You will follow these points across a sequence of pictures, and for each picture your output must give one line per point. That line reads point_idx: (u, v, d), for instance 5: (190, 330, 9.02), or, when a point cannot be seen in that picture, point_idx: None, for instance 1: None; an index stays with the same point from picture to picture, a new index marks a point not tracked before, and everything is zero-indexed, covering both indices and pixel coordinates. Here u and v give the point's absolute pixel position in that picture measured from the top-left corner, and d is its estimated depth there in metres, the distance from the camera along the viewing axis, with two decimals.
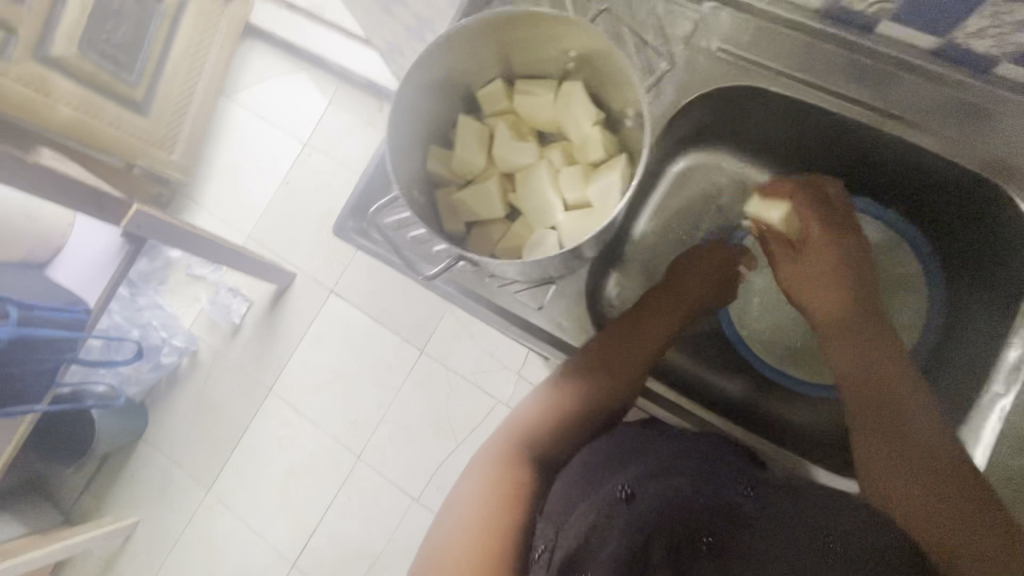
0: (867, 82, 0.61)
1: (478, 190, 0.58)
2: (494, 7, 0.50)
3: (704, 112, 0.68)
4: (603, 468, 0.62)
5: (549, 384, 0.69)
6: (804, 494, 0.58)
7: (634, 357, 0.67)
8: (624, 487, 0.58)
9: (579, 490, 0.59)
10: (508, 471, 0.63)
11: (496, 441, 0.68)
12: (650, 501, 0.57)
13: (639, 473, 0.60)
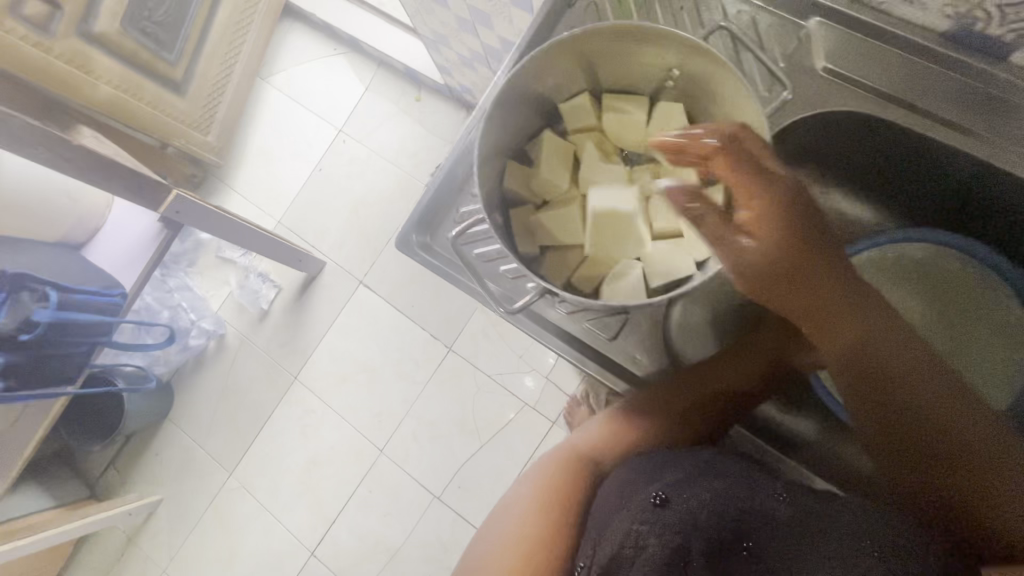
0: (985, 110, 0.55)
1: (557, 217, 0.55)
2: (606, 22, 0.46)
3: (798, 139, 0.63)
4: (646, 473, 0.58)
5: (617, 418, 0.66)
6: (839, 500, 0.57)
7: (701, 388, 0.63)
8: (657, 493, 0.54)
9: (616, 500, 0.56)
10: (564, 482, 0.62)
11: (555, 453, 0.67)
12: (685, 509, 0.54)
13: (679, 476, 0.56)
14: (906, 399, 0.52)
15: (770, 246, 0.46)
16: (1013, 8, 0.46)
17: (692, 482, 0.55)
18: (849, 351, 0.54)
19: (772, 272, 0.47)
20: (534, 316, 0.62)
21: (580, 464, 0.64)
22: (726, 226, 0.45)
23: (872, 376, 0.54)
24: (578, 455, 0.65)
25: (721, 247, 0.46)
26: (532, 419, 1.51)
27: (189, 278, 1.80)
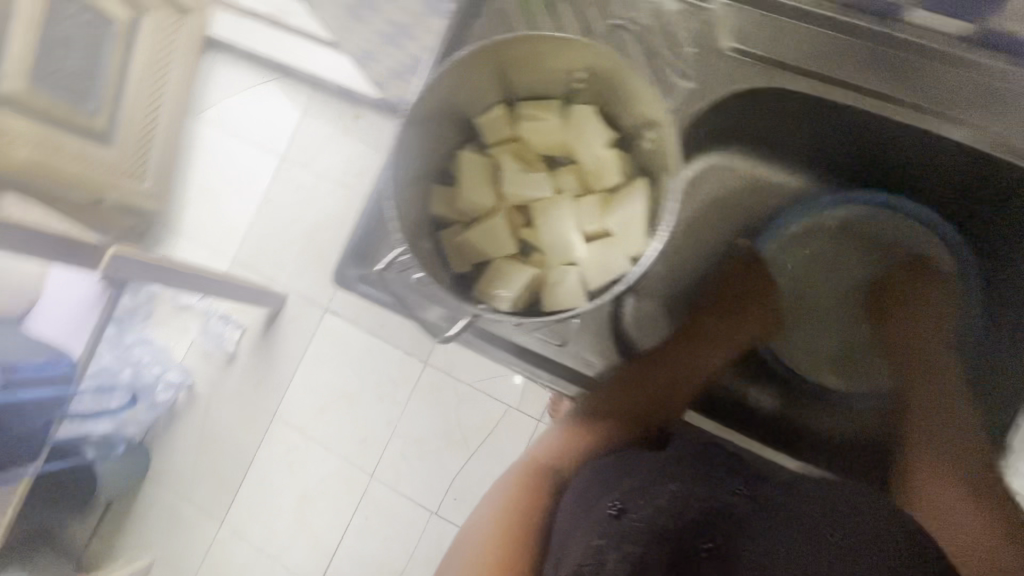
0: (892, 72, 0.57)
1: (487, 233, 0.54)
2: (505, 34, 0.46)
3: (717, 119, 0.64)
4: (602, 482, 0.55)
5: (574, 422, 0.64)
6: (800, 491, 0.53)
7: (637, 378, 0.65)
8: (614, 504, 0.52)
9: (583, 508, 0.52)
10: (525, 498, 0.57)
11: (516, 468, 0.62)
12: (645, 519, 0.51)
13: (634, 484, 0.54)
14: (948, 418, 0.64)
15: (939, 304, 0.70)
16: None
17: (648, 490, 0.53)
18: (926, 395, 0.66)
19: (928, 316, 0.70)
20: (479, 331, 0.60)
21: (541, 474, 0.60)
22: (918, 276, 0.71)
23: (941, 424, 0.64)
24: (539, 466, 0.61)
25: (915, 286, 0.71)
26: (517, 420, 1.50)
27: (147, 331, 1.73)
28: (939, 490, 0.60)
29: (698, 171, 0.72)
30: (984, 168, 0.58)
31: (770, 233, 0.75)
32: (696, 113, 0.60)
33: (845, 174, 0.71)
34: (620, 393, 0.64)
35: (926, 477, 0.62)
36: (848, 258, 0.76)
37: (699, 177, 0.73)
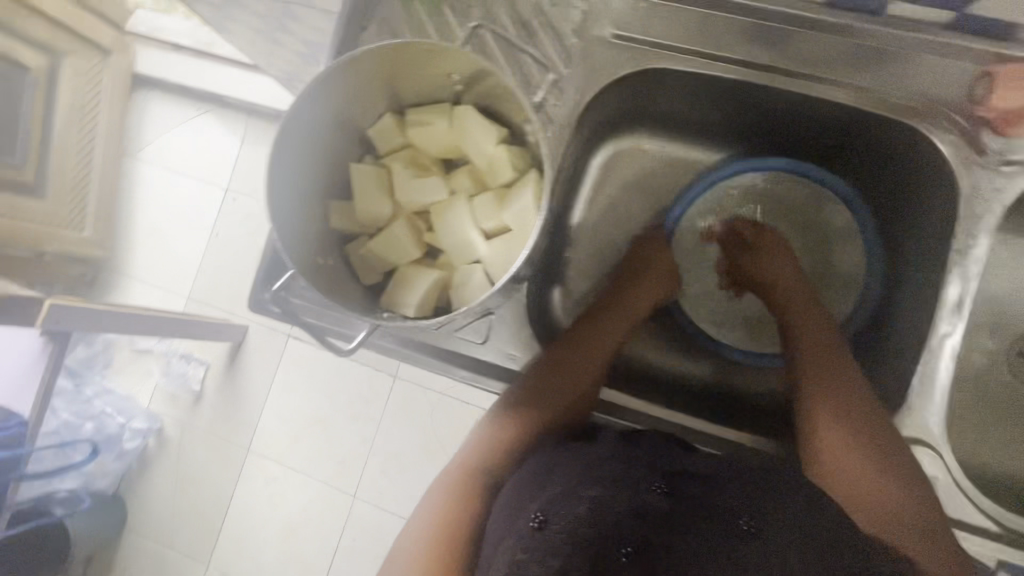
0: (761, 40, 0.57)
1: (388, 243, 0.54)
2: (364, 45, 0.46)
3: (612, 103, 0.65)
4: (530, 490, 0.52)
5: (496, 416, 0.60)
6: (728, 479, 0.51)
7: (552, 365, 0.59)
8: (536, 515, 0.49)
9: (511, 516, 0.51)
10: (456, 504, 0.55)
11: (447, 471, 0.59)
12: (566, 529, 0.47)
13: (559, 489, 0.51)
14: (845, 376, 0.58)
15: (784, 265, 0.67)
16: None
17: (569, 494, 0.49)
18: (822, 346, 0.60)
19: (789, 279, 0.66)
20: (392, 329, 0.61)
21: (473, 473, 0.57)
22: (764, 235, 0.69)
23: (838, 375, 0.58)
24: (472, 466, 0.58)
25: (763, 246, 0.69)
26: None
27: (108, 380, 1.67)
28: (845, 450, 0.54)
29: (612, 155, 0.74)
30: (868, 126, 0.59)
31: (677, 212, 0.73)
32: (591, 98, 0.60)
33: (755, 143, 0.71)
34: (531, 386, 0.59)
35: (833, 436, 0.55)
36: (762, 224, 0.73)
37: (614, 161, 0.74)
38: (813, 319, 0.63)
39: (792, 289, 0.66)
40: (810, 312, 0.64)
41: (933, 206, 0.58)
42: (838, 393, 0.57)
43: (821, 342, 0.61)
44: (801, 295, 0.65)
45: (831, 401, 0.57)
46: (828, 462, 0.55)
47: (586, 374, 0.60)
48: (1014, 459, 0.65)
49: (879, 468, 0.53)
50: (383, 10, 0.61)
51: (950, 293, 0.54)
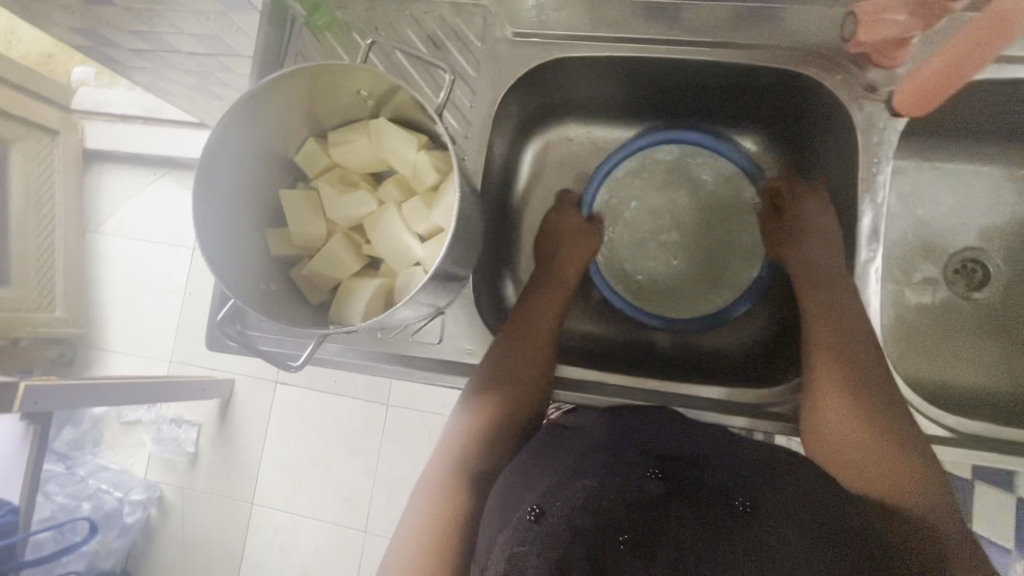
0: (652, 17, 0.61)
1: (327, 261, 0.56)
2: (268, 78, 0.48)
3: (529, 97, 0.68)
4: (523, 485, 0.51)
5: (468, 411, 0.59)
6: (717, 465, 0.51)
7: (530, 369, 0.60)
8: (532, 507, 0.47)
9: (504, 514, 0.49)
10: (447, 511, 0.53)
11: (429, 478, 0.56)
12: (564, 518, 0.46)
13: (554, 481, 0.50)
14: (855, 327, 0.57)
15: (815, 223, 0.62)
16: None
17: (563, 486, 0.48)
18: (827, 295, 0.58)
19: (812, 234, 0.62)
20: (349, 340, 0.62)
21: (459, 479, 0.55)
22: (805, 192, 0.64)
23: (843, 346, 0.56)
24: (456, 471, 0.56)
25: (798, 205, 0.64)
26: None
27: (99, 457, 1.62)
28: (840, 400, 0.54)
29: (542, 145, 0.77)
30: (771, 80, 0.62)
31: (591, 195, 0.74)
32: (504, 93, 0.63)
33: (677, 113, 0.73)
34: (499, 374, 0.59)
35: (829, 379, 0.55)
36: (663, 198, 0.76)
37: (544, 151, 0.77)
38: (825, 291, 0.59)
39: (806, 243, 0.62)
40: (815, 264, 0.61)
41: (839, 143, 0.61)
42: (842, 361, 0.55)
43: (836, 292, 0.58)
44: (814, 248, 0.61)
45: (832, 367, 0.55)
46: (828, 411, 0.54)
47: (539, 350, 0.61)
48: (965, 368, 0.68)
49: (882, 430, 0.52)
50: (297, 44, 0.65)
51: (865, 222, 0.58)
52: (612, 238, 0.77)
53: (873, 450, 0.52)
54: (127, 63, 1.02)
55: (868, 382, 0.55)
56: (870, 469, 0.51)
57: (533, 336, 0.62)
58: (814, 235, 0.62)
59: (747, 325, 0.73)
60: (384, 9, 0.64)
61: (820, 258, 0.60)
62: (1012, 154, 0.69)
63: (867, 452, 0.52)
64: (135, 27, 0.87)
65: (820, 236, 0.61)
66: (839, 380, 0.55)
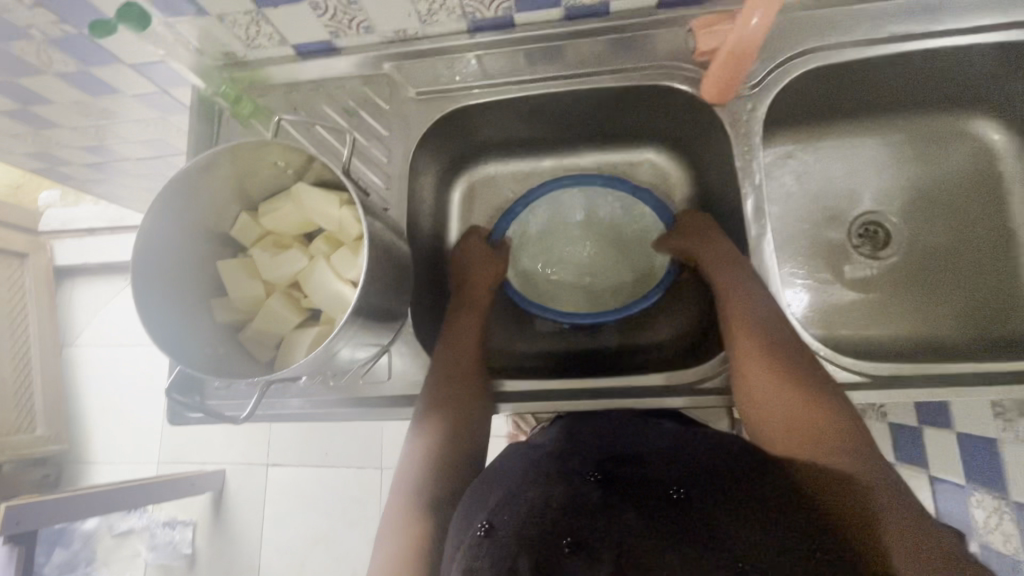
0: (531, 62, 0.69)
1: (266, 319, 0.60)
2: (188, 162, 0.53)
3: (442, 145, 0.75)
4: (476, 504, 0.51)
5: (419, 444, 0.61)
6: (656, 458, 0.52)
7: (468, 395, 0.63)
8: (482, 523, 0.47)
9: (457, 533, 0.49)
10: (411, 543, 0.53)
11: (392, 514, 0.57)
12: (511, 528, 0.45)
13: (502, 496, 0.49)
14: (762, 303, 0.62)
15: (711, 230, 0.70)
16: None
17: (509, 499, 0.48)
18: (735, 280, 0.64)
19: (710, 237, 0.70)
20: (303, 392, 0.65)
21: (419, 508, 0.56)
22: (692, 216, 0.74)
23: (755, 323, 0.61)
24: (416, 504, 0.57)
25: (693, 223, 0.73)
26: None
27: None
28: (763, 374, 0.57)
29: (467, 186, 0.83)
30: (651, 95, 0.69)
31: (500, 228, 0.79)
32: (416, 144, 0.70)
33: (582, 139, 0.80)
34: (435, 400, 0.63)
35: (751, 357, 0.59)
36: (576, 224, 0.82)
37: (470, 191, 0.83)
38: (735, 278, 0.64)
39: (711, 243, 0.69)
40: (723, 258, 0.66)
41: (718, 138, 0.68)
42: (764, 347, 0.59)
43: (739, 276, 0.64)
44: (717, 246, 0.68)
45: (752, 345, 0.59)
46: (755, 386, 0.58)
47: (470, 371, 0.65)
48: (881, 324, 0.73)
49: (807, 391, 0.56)
50: (226, 133, 0.72)
51: (749, 204, 0.65)
52: (534, 255, 0.83)
53: (804, 413, 0.54)
54: (84, 177, 1.09)
55: (786, 351, 0.59)
56: (806, 431, 0.53)
57: (468, 366, 0.65)
58: (715, 236, 0.69)
59: (683, 316, 0.77)
60: (299, 89, 0.72)
61: (720, 254, 0.67)
62: (883, 125, 0.76)
63: (800, 415, 0.54)
64: (86, 143, 0.94)
65: (721, 236, 0.69)
66: (759, 355, 0.58)
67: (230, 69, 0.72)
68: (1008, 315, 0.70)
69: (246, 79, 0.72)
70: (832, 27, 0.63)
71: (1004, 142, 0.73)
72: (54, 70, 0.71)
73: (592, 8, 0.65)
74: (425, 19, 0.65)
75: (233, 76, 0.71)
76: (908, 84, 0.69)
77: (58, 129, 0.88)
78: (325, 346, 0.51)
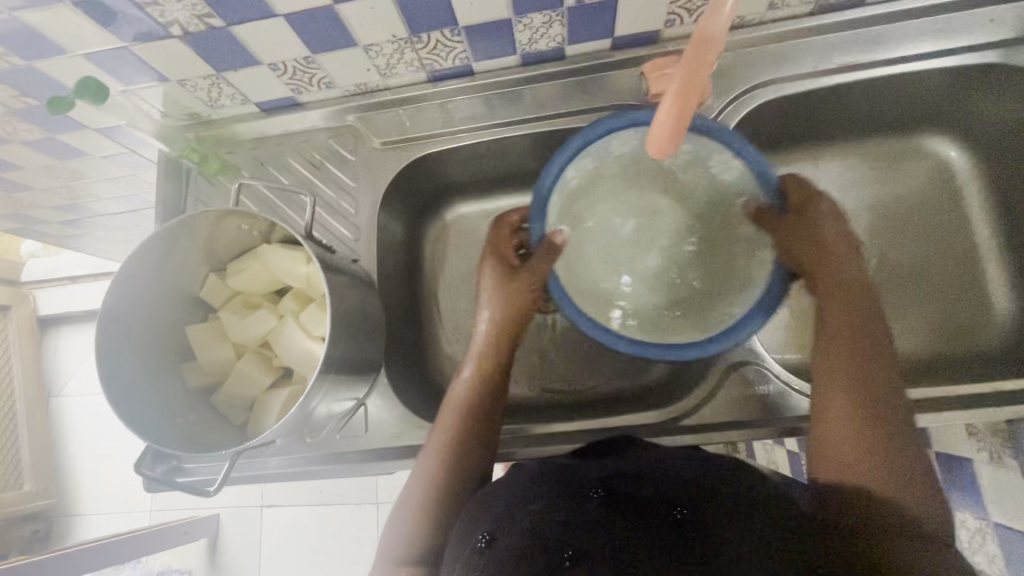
0: (493, 108, 0.70)
1: (239, 381, 0.60)
2: (151, 234, 0.53)
3: (411, 190, 0.76)
4: (476, 520, 0.50)
5: (441, 439, 0.60)
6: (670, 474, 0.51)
7: (486, 405, 0.62)
8: (483, 536, 0.47)
9: (457, 548, 0.49)
10: (418, 529, 0.56)
11: (407, 500, 0.59)
12: (512, 541, 0.45)
13: (503, 511, 0.49)
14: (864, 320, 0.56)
15: (830, 226, 0.62)
16: (427, 46, 0.62)
17: (511, 513, 0.48)
18: (836, 288, 0.58)
19: (828, 236, 0.62)
20: (281, 451, 0.65)
21: (427, 503, 0.57)
22: (812, 202, 0.63)
23: (852, 333, 0.55)
24: (427, 495, 0.58)
25: (811, 211, 0.63)
26: None
27: None
28: (840, 388, 0.52)
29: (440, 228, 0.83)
30: None
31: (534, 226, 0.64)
32: (384, 193, 0.71)
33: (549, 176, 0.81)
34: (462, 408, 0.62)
35: (835, 366, 0.54)
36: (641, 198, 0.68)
37: (444, 231, 0.82)
38: (841, 285, 0.59)
39: (830, 238, 0.62)
40: (832, 267, 0.60)
41: None
42: (852, 351, 0.54)
43: (840, 292, 0.58)
44: (836, 250, 0.61)
45: (842, 358, 0.54)
46: (835, 394, 0.52)
47: (493, 382, 0.64)
48: None
49: (885, 424, 0.50)
50: (195, 192, 0.72)
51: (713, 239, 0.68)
52: (589, 255, 0.67)
53: (882, 442, 0.49)
54: (60, 232, 1.08)
55: (880, 376, 0.52)
56: (877, 460, 0.48)
57: (486, 378, 0.64)
58: (834, 238, 0.62)
59: None
60: (266, 145, 0.72)
61: (829, 258, 0.60)
62: (842, 148, 0.77)
63: (875, 442, 0.49)
64: (57, 201, 0.93)
65: (843, 239, 0.62)
66: (841, 366, 0.53)
67: (195, 128, 0.72)
68: (976, 332, 0.72)
69: (211, 137, 0.72)
70: (784, 60, 0.65)
71: (962, 159, 0.74)
72: (19, 137, 0.71)
73: (547, 54, 0.66)
74: (385, 72, 0.66)
75: (200, 135, 0.72)
76: (864, 108, 0.71)
77: (30, 191, 0.88)
78: (301, 407, 0.51)
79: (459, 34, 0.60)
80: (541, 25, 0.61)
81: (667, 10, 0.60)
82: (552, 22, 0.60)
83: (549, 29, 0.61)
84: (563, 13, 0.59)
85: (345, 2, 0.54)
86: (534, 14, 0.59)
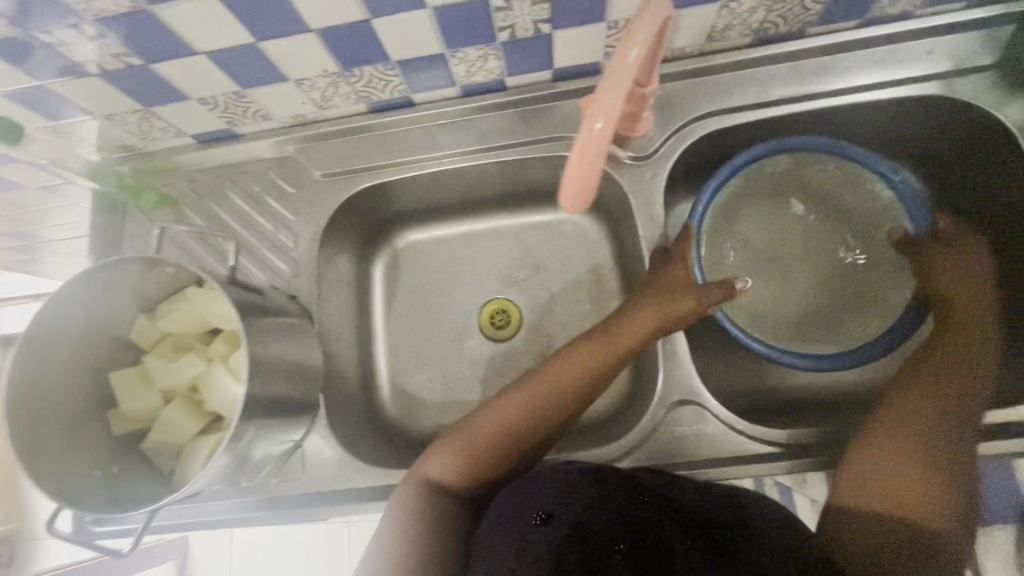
0: (436, 139, 0.68)
1: (168, 429, 0.58)
2: (62, 284, 0.51)
3: (356, 220, 0.74)
4: (525, 494, 0.50)
5: (532, 403, 0.57)
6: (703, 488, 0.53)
7: (584, 392, 0.58)
8: (540, 511, 0.48)
9: (504, 516, 0.49)
10: (464, 468, 0.55)
11: (464, 434, 0.56)
12: (571, 525, 0.46)
13: (559, 489, 0.50)
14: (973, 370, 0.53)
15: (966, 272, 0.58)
16: (362, 80, 0.61)
17: (568, 495, 0.49)
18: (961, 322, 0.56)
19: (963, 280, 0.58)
20: (214, 495, 0.63)
21: (484, 452, 0.55)
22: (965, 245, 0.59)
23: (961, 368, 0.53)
24: (486, 444, 0.56)
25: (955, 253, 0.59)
26: None
27: None
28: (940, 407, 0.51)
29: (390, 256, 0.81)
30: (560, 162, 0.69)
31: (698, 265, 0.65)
32: (325, 225, 0.69)
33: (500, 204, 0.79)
34: (561, 386, 0.58)
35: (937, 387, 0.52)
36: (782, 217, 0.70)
37: (395, 259, 0.81)
38: (958, 328, 0.55)
39: (960, 276, 0.58)
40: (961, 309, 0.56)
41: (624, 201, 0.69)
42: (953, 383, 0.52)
43: (957, 339, 0.54)
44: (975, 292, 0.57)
45: (953, 385, 0.52)
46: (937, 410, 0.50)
47: (599, 368, 0.59)
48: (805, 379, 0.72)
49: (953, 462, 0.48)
50: (129, 226, 0.70)
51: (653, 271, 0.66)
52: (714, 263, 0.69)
53: (948, 477, 0.48)
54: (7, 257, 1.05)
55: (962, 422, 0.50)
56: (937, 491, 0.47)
57: (593, 363, 0.59)
58: (974, 282, 0.58)
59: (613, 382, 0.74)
60: (204, 176, 0.70)
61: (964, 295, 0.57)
62: None
63: (946, 473, 0.48)
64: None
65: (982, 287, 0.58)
66: (939, 390, 0.51)
67: (131, 160, 0.70)
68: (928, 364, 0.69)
69: (147, 169, 0.70)
70: (727, 91, 0.64)
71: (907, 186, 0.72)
72: None
73: (488, 85, 0.65)
74: (322, 104, 0.65)
75: (136, 167, 0.70)
76: None
77: None
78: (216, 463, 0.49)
79: (393, 69, 0.59)
80: (477, 58, 0.59)
81: (605, 44, 0.59)
82: (489, 56, 0.59)
83: (485, 62, 0.60)
84: (499, 47, 0.58)
85: (269, 40, 0.53)
86: (468, 47, 0.57)
